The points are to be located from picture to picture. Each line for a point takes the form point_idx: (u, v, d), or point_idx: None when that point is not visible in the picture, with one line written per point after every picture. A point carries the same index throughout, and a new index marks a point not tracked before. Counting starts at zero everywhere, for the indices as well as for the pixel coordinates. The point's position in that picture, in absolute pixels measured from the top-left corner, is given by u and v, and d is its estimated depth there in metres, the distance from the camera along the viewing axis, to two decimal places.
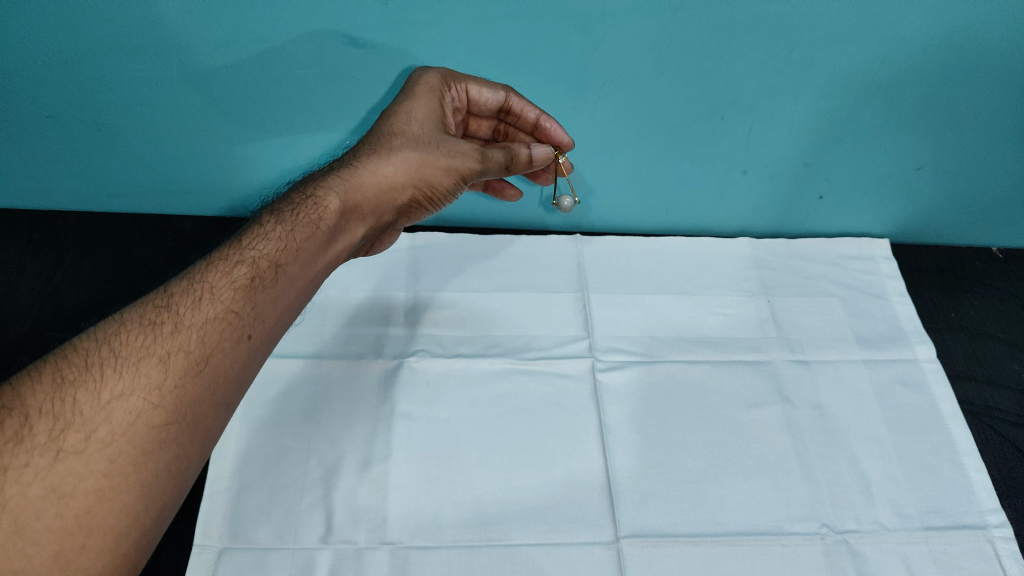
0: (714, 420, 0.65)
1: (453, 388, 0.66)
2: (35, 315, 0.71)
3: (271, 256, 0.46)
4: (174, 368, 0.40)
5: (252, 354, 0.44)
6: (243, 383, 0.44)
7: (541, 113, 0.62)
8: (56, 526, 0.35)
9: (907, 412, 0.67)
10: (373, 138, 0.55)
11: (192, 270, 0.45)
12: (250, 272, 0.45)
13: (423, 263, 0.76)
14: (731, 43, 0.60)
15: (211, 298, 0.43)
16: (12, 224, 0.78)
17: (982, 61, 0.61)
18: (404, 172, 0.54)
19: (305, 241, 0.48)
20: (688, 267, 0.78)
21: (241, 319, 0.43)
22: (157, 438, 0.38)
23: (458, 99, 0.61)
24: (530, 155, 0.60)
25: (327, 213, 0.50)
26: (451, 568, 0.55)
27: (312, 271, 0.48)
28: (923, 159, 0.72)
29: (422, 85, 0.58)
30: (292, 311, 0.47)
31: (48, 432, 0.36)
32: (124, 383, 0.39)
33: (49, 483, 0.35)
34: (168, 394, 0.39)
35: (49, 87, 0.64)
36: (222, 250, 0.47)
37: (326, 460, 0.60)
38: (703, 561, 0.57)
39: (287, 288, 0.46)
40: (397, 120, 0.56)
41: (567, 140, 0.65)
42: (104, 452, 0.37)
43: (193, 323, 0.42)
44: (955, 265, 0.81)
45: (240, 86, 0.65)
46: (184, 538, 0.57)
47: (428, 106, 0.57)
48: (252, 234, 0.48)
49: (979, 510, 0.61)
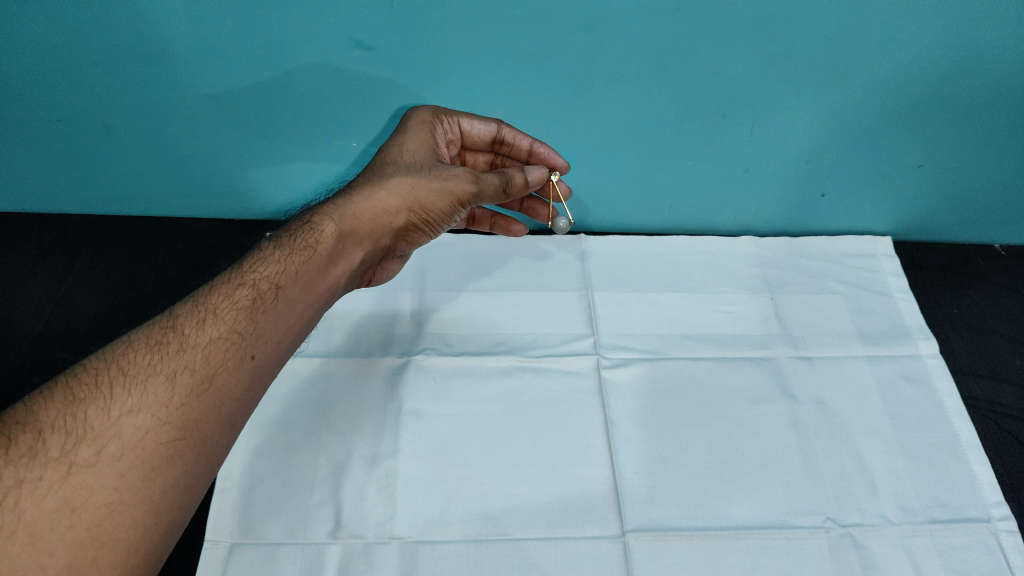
0: (719, 416, 0.66)
1: (460, 385, 0.67)
2: (48, 318, 0.71)
3: (271, 278, 0.48)
4: (180, 386, 0.41)
5: (256, 375, 0.44)
6: (249, 404, 0.44)
7: (532, 141, 0.65)
8: (69, 538, 0.35)
9: (911, 407, 0.68)
10: (370, 171, 0.58)
11: (195, 294, 0.47)
12: (251, 294, 0.47)
13: (429, 263, 0.77)
14: (732, 43, 0.60)
15: (214, 319, 0.44)
16: (22, 226, 0.79)
17: (981, 56, 0.61)
18: (397, 198, 0.56)
19: (303, 264, 0.49)
20: (691, 266, 0.79)
21: (244, 339, 0.44)
22: (165, 454, 0.39)
23: (451, 133, 0.63)
24: (525, 178, 0.61)
25: (323, 238, 0.51)
26: (459, 562, 0.56)
27: (312, 294, 0.50)
28: (925, 156, 0.72)
29: (413, 120, 0.61)
30: (295, 335, 0.48)
31: (60, 447, 0.37)
32: (133, 400, 0.39)
33: (62, 496, 0.36)
34: (174, 411, 0.40)
35: (59, 91, 0.65)
36: (223, 276, 0.48)
37: (335, 457, 0.61)
38: (709, 555, 0.57)
39: (287, 310, 0.47)
40: (391, 153, 0.59)
41: (562, 162, 0.67)
42: (114, 466, 0.37)
43: (197, 343, 0.43)
44: (956, 262, 0.82)
45: (248, 94, 0.66)
46: (198, 532, 0.58)
47: (422, 137, 0.60)
48: (251, 259, 0.50)
49: (983, 504, 0.61)
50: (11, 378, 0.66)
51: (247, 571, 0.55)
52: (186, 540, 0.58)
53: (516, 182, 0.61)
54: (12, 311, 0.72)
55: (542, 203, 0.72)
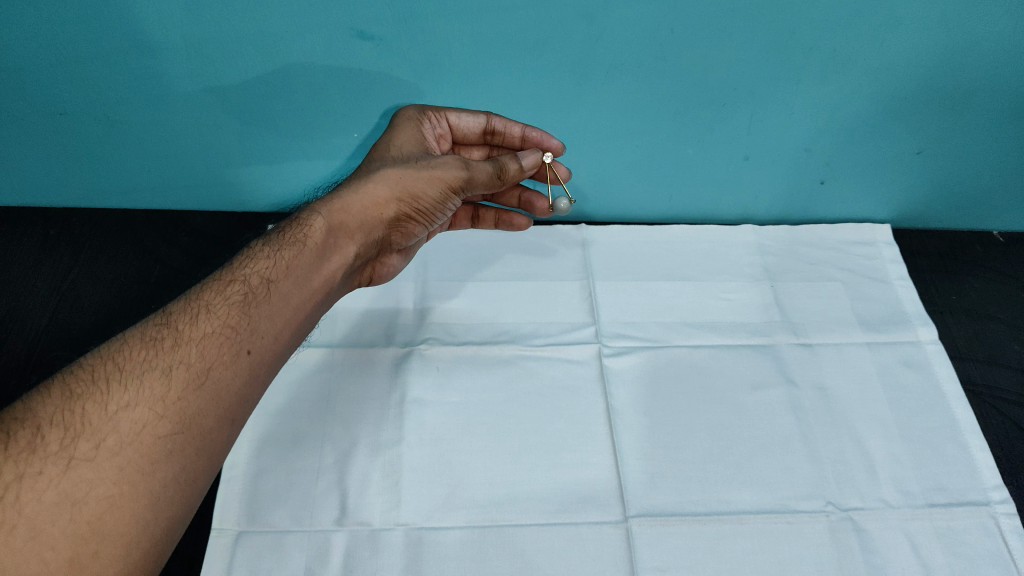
0: (720, 402, 0.66)
1: (464, 373, 0.67)
2: (55, 311, 0.72)
3: (262, 273, 0.48)
4: (177, 381, 0.41)
5: (253, 369, 0.45)
6: (246, 399, 0.45)
7: (524, 128, 0.64)
8: (70, 531, 0.35)
9: (910, 392, 0.68)
10: (360, 170, 0.59)
11: (189, 292, 0.47)
12: (243, 290, 0.47)
13: (431, 254, 0.77)
14: (731, 30, 0.60)
15: (208, 314, 0.45)
16: (28, 220, 0.80)
17: (980, 42, 0.62)
18: (386, 188, 0.57)
19: (294, 258, 0.50)
20: (692, 255, 0.79)
21: (238, 334, 0.45)
22: (164, 448, 0.39)
23: (440, 128, 0.64)
24: (520, 166, 0.60)
25: (313, 232, 0.52)
26: (464, 548, 0.57)
27: (307, 288, 0.50)
28: (924, 143, 0.72)
29: (401, 118, 0.62)
30: (292, 327, 0.49)
31: (59, 441, 0.37)
32: (129, 395, 0.40)
33: (62, 490, 0.36)
34: (172, 404, 0.40)
35: (62, 85, 0.65)
36: (216, 274, 0.49)
37: (340, 445, 0.62)
38: (711, 538, 0.58)
39: (280, 304, 0.48)
40: (380, 152, 0.60)
41: (556, 144, 0.65)
42: (113, 460, 0.38)
43: (192, 338, 0.43)
44: (955, 249, 0.82)
45: (249, 85, 0.66)
46: (206, 519, 0.59)
47: (412, 135, 0.61)
48: (243, 257, 0.50)
49: (982, 487, 0.62)
50: (18, 371, 0.67)
51: (255, 557, 0.55)
52: (195, 528, 0.58)
53: (512, 171, 0.60)
54: (19, 305, 0.72)
55: (539, 195, 0.72)
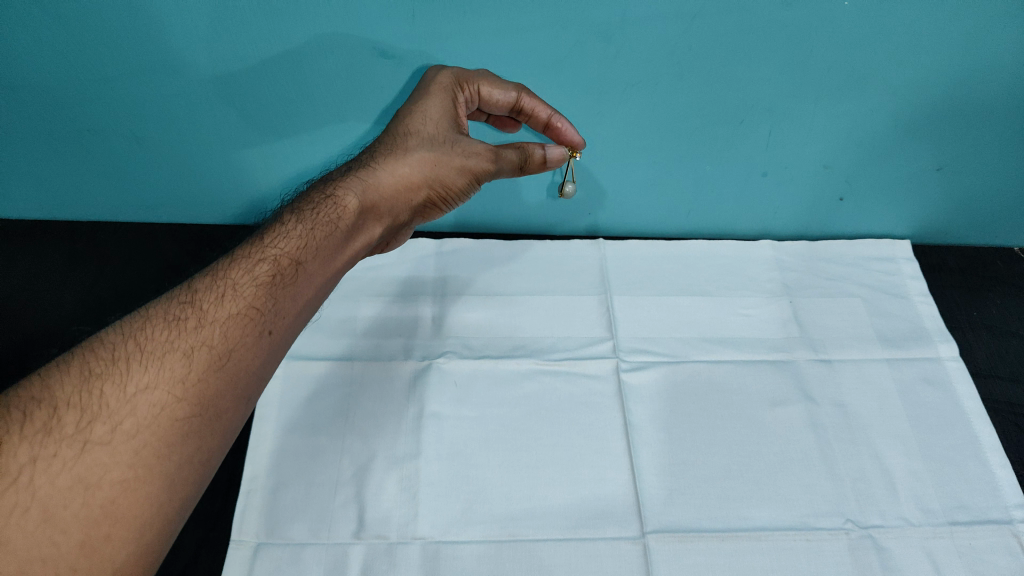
0: (738, 418, 0.66)
1: (481, 388, 0.67)
2: (82, 326, 0.73)
3: (291, 254, 0.47)
4: (198, 363, 0.40)
5: (272, 350, 0.44)
6: (263, 377, 0.44)
7: (553, 113, 0.62)
8: (82, 514, 0.35)
9: (931, 409, 0.68)
10: (389, 139, 0.56)
11: (214, 267, 0.46)
12: (271, 270, 0.46)
13: (449, 267, 0.78)
14: (752, 47, 0.61)
15: (234, 295, 0.44)
16: (54, 235, 0.81)
17: (1002, 61, 0.61)
18: (418, 172, 0.55)
19: (324, 238, 0.48)
20: (711, 270, 0.79)
21: (262, 315, 0.44)
22: (181, 431, 0.39)
23: (471, 100, 0.60)
24: (545, 155, 0.60)
25: (345, 213, 0.50)
26: (481, 562, 0.57)
27: (330, 268, 0.49)
28: (945, 160, 0.72)
29: (435, 84, 0.58)
30: (311, 308, 0.48)
31: (75, 424, 0.37)
32: (149, 376, 0.39)
33: (76, 473, 0.36)
34: (191, 387, 0.40)
35: (93, 105, 0.67)
36: (243, 248, 0.47)
37: (359, 459, 0.62)
38: (728, 556, 0.58)
39: (306, 285, 0.47)
40: (411, 121, 0.57)
41: (579, 139, 0.66)
42: (128, 444, 0.37)
43: (216, 319, 0.42)
44: (977, 265, 0.82)
45: (275, 101, 0.67)
46: (225, 532, 0.59)
47: (446, 107, 0.58)
48: (272, 232, 0.48)
49: (1004, 505, 0.61)
50: None
51: (273, 571, 0.56)
52: (213, 539, 0.59)
53: (536, 159, 0.60)
54: (46, 319, 0.74)
55: None
